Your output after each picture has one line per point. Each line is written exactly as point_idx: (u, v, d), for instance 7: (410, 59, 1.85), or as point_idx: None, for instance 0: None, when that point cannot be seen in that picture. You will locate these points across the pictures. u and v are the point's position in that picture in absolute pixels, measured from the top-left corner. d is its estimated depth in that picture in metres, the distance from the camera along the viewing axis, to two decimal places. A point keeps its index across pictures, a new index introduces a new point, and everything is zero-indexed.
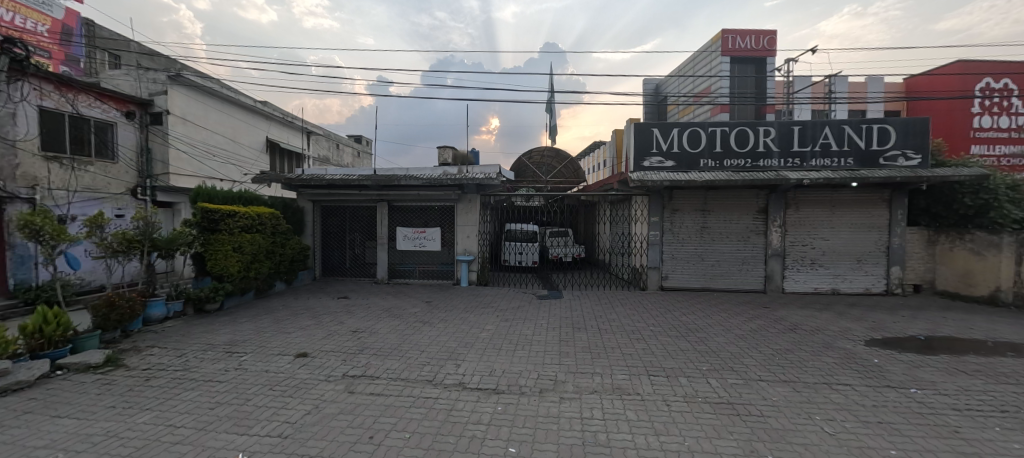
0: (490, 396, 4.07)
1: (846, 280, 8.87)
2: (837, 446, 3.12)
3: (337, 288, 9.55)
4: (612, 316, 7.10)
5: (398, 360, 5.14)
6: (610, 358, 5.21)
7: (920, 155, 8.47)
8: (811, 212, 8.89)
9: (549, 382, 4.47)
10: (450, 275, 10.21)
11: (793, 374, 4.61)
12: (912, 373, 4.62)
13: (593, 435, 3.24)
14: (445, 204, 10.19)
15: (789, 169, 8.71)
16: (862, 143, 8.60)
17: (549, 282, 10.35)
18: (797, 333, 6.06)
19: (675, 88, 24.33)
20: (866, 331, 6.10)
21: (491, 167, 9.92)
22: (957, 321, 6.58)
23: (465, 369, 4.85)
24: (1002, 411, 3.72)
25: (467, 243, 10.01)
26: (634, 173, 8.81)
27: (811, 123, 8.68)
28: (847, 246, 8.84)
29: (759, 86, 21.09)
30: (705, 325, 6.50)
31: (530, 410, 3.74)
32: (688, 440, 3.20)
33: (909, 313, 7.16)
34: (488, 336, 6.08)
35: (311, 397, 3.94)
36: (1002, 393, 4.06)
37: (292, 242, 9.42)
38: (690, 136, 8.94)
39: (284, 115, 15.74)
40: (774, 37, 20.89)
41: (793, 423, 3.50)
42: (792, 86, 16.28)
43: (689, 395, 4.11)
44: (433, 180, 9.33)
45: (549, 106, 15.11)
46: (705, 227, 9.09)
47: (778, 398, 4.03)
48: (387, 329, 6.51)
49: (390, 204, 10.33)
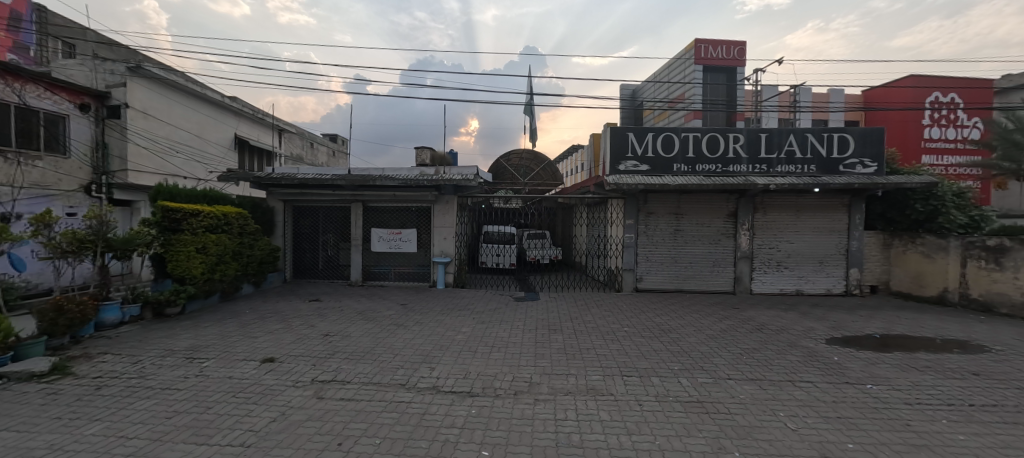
0: (464, 398, 4.02)
1: (810, 281, 9.26)
2: (799, 441, 3.24)
3: (309, 291, 9.26)
4: (587, 317, 7.16)
5: (371, 364, 5.03)
6: (585, 359, 5.25)
7: (876, 164, 8.93)
8: (777, 216, 9.25)
9: (524, 384, 4.45)
10: (426, 277, 10.06)
11: (759, 372, 4.77)
12: (869, 369, 4.86)
13: (567, 437, 3.24)
14: (421, 206, 10.04)
15: (757, 175, 9.03)
16: (823, 151, 9.04)
17: (526, 283, 10.39)
18: (764, 333, 6.28)
19: (651, 94, 24.96)
20: (827, 330, 6.38)
21: (469, 168, 9.90)
22: (910, 321, 6.97)
23: (440, 372, 4.78)
24: (948, 404, 3.97)
25: (444, 245, 9.88)
26: (610, 177, 8.93)
27: (777, 131, 9.05)
28: (810, 249, 9.24)
29: (730, 94, 21.90)
30: (678, 325, 6.64)
31: (504, 412, 3.70)
32: (660, 438, 3.25)
33: (866, 313, 7.54)
34: (464, 339, 6.01)
35: (278, 403, 3.78)
36: (948, 388, 4.33)
37: (261, 243, 9.08)
38: (664, 141, 9.16)
39: (255, 111, 15.21)
40: (744, 48, 21.73)
41: (759, 420, 3.62)
42: (759, 95, 16.98)
43: (660, 395, 4.18)
44: (408, 181, 9.19)
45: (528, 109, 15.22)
46: (678, 230, 9.32)
47: (745, 396, 4.15)
48: (360, 332, 6.36)
49: (365, 204, 10.12)
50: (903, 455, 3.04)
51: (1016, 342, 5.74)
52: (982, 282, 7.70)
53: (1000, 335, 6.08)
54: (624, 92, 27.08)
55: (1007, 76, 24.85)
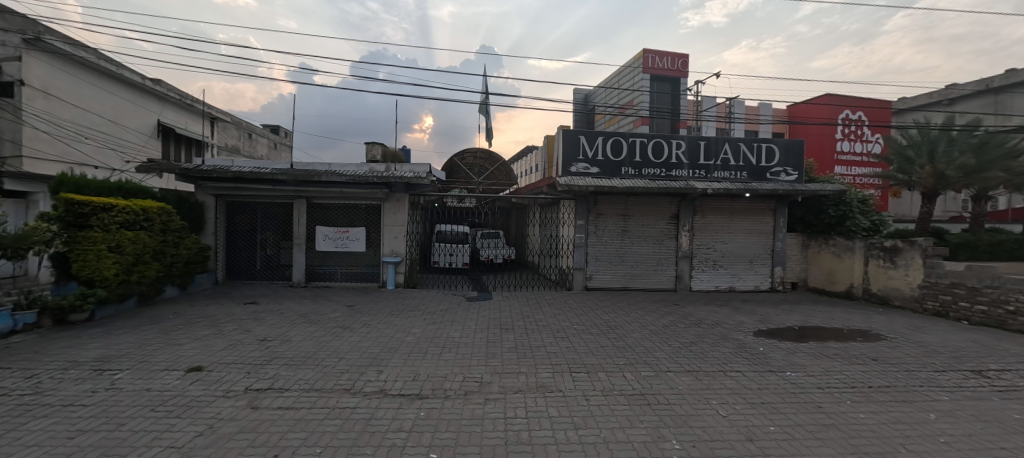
0: (413, 401, 3.92)
1: (741, 279, 10.06)
2: (729, 426, 3.50)
3: (245, 293, 8.59)
4: (539, 316, 7.27)
5: (313, 369, 4.75)
6: (535, 357, 5.32)
7: (797, 173, 9.88)
8: (714, 218, 9.95)
9: (474, 384, 4.43)
10: (375, 278, 9.70)
11: (695, 364, 5.10)
12: (789, 358, 5.37)
13: (517, 435, 3.25)
14: (371, 204, 9.66)
15: (696, 180, 9.65)
16: (753, 159, 9.85)
17: (479, 283, 10.34)
18: (701, 327, 6.73)
19: (603, 99, 25.96)
20: (755, 324, 6.98)
21: (422, 166, 9.71)
22: (824, 313, 7.79)
23: (388, 375, 4.63)
24: (852, 387, 4.48)
25: (395, 244, 9.58)
26: (562, 178, 9.13)
27: (714, 139, 9.73)
28: (742, 249, 10.04)
29: (674, 103, 23.29)
30: (624, 322, 6.93)
31: (454, 414, 3.65)
32: (604, 431, 3.36)
33: (788, 307, 8.32)
34: (413, 341, 5.87)
35: (205, 416, 3.47)
36: (853, 372, 4.89)
37: (188, 241, 8.30)
38: (613, 145, 9.52)
39: (182, 96, 13.86)
40: (687, 60, 23.19)
41: (695, 408, 3.87)
42: (699, 105, 18.21)
43: (606, 389, 4.33)
44: (357, 178, 8.80)
45: (483, 109, 15.20)
46: (626, 230, 9.73)
47: (683, 387, 4.41)
48: (301, 335, 6.01)
49: (309, 201, 9.56)
50: (816, 435, 3.39)
51: (905, 331, 6.61)
52: (880, 279, 8.77)
53: (893, 325, 6.97)
54: (577, 95, 27.87)
55: (902, 100, 28.62)
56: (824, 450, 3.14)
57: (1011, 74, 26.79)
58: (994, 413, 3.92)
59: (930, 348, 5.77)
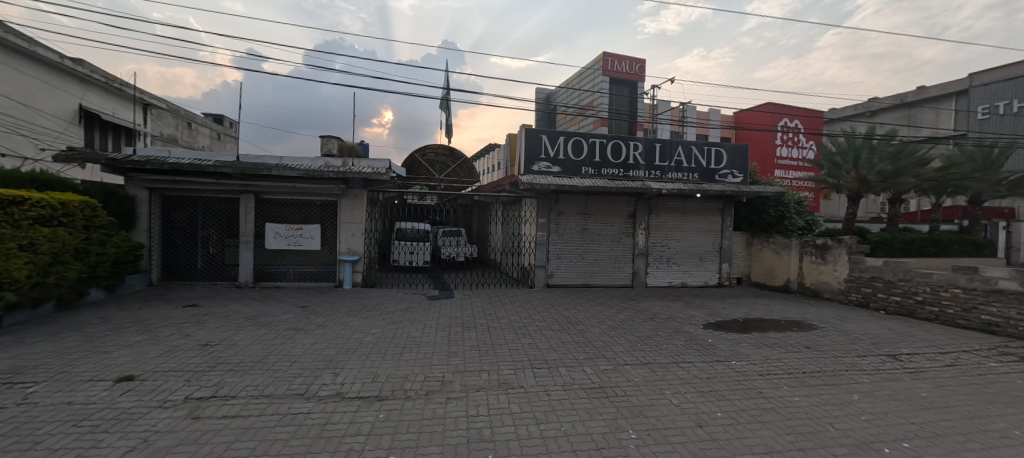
0: (372, 403, 3.81)
1: (692, 275, 10.63)
2: (681, 414, 3.70)
3: (184, 295, 7.94)
4: (500, 313, 7.30)
5: (262, 374, 4.48)
6: (497, 355, 5.34)
7: (743, 175, 10.58)
8: (668, 217, 10.44)
9: (436, 383, 4.36)
10: (331, 277, 9.31)
11: (651, 357, 5.34)
12: (734, 348, 5.75)
13: (478, 433, 3.25)
14: (326, 200, 9.26)
15: (652, 180, 10.06)
16: (704, 162, 10.42)
17: (440, 282, 10.20)
18: (656, 321, 7.05)
19: (564, 100, 26.47)
20: (704, 317, 7.41)
21: (382, 161, 9.43)
22: (765, 306, 8.41)
23: (344, 377, 4.46)
24: (788, 373, 4.87)
25: (352, 242, 9.22)
26: (524, 176, 9.20)
27: (668, 142, 10.20)
28: (693, 246, 10.61)
29: (632, 106, 24.17)
30: (584, 318, 7.12)
31: (414, 414, 3.58)
32: (564, 425, 3.44)
33: (734, 301, 8.91)
34: (372, 341, 5.69)
35: (139, 429, 3.17)
36: (789, 360, 5.32)
37: (117, 239, 7.55)
38: (574, 145, 9.72)
39: (109, 79, 12.57)
40: (644, 65, 24.14)
41: (650, 399, 4.04)
42: (655, 109, 19.03)
43: (567, 384, 4.44)
44: (311, 172, 8.38)
45: (446, 105, 15.01)
46: (585, 229, 9.98)
47: (639, 378, 4.60)
48: (249, 339, 5.65)
49: (258, 196, 8.99)
50: (758, 418, 3.66)
51: (833, 321, 7.28)
52: (813, 274, 9.58)
53: (824, 315, 7.66)
54: (540, 95, 28.19)
55: (833, 111, 31.51)
56: (765, 432, 3.39)
57: (921, 91, 30.30)
58: (906, 392, 4.41)
59: (853, 336, 6.40)
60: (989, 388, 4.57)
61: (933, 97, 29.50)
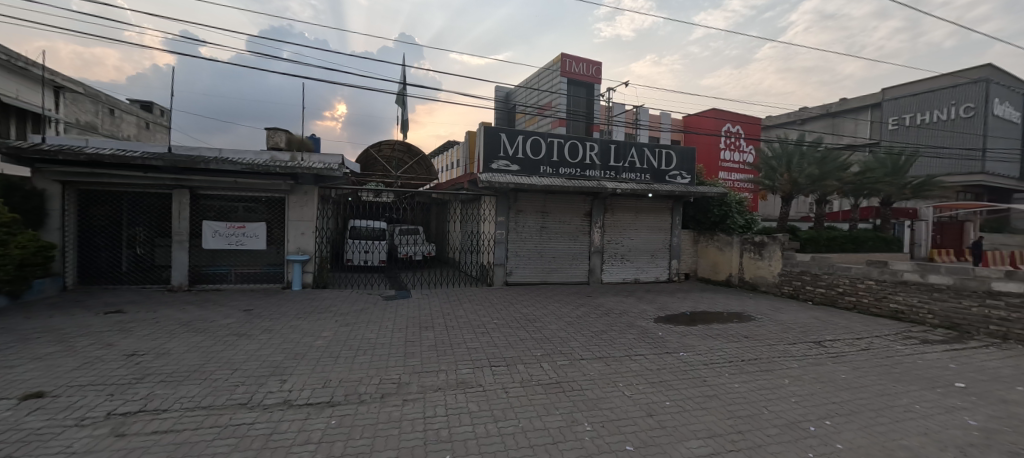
0: (323, 409, 3.65)
1: (644, 271, 11.12)
2: (633, 405, 3.87)
3: (106, 300, 7.17)
4: (459, 312, 7.24)
5: (200, 385, 4.14)
6: (456, 354, 5.30)
7: (690, 176, 11.20)
8: (622, 216, 10.85)
9: (392, 385, 4.26)
10: (277, 278, 8.79)
11: (605, 351, 5.52)
12: (682, 340, 6.10)
13: (436, 433, 3.22)
14: (272, 196, 8.71)
15: (607, 180, 10.40)
16: (655, 163, 10.91)
17: (397, 281, 9.94)
18: (610, 316, 7.30)
19: (524, 99, 26.68)
20: (655, 311, 7.79)
21: (334, 157, 9.02)
22: (710, 299, 8.98)
23: (293, 384, 4.23)
24: (729, 362, 5.24)
25: (302, 241, 8.75)
26: (482, 175, 9.18)
27: (622, 143, 10.58)
28: (646, 243, 11.10)
29: (589, 107, 24.80)
30: (542, 315, 7.22)
31: (368, 419, 3.47)
32: (522, 421, 3.48)
33: (682, 295, 9.43)
34: (323, 345, 5.45)
35: (49, 452, 2.83)
36: (730, 349, 5.72)
37: (24, 238, 6.64)
38: (532, 144, 9.83)
39: (14, 57, 11.05)
40: (600, 68, 24.83)
41: (604, 392, 4.18)
42: (611, 111, 19.68)
43: (525, 380, 4.49)
44: (254, 166, 7.84)
45: (403, 100, 14.60)
46: (544, 227, 10.13)
47: (594, 372, 4.75)
48: (184, 347, 5.20)
49: (193, 191, 8.29)
50: (702, 405, 3.90)
51: (769, 312, 7.92)
52: (752, 268, 10.32)
53: (760, 307, 8.30)
54: (499, 93, 28.19)
55: (771, 118, 34.18)
56: (708, 418, 3.62)
57: (843, 103, 33.65)
58: (829, 375, 4.89)
59: (785, 325, 6.99)
60: (895, 368, 5.17)
61: (854, 108, 32.78)
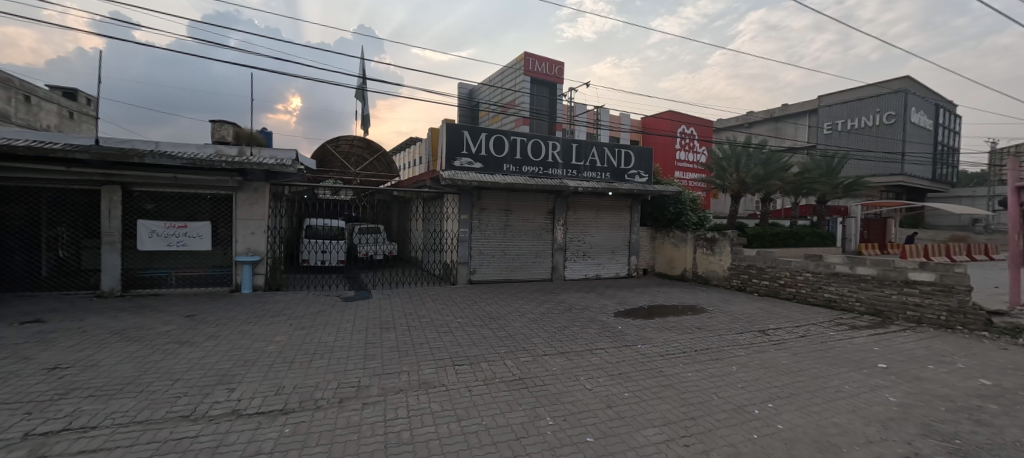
0: (276, 418, 3.47)
1: (605, 267, 11.45)
2: (594, 397, 3.98)
3: (22, 309, 6.42)
4: (421, 312, 7.13)
5: (135, 398, 3.81)
6: (418, 354, 5.21)
7: (648, 175, 11.64)
8: (584, 213, 11.10)
9: (351, 389, 4.13)
10: (225, 281, 8.26)
11: (567, 346, 5.65)
12: (640, 333, 6.34)
13: (397, 436, 3.15)
14: (218, 194, 8.17)
15: (569, 178, 10.59)
16: (615, 163, 11.24)
17: (357, 282, 9.64)
18: (573, 312, 7.47)
19: (487, 97, 26.63)
20: (615, 306, 8.06)
21: (287, 152, 8.58)
22: (666, 293, 9.40)
23: (242, 392, 4.00)
24: (683, 352, 5.51)
25: (252, 242, 8.27)
26: (445, 172, 9.07)
27: (583, 143, 10.81)
28: (607, 240, 11.43)
29: (552, 107, 25.14)
30: (506, 312, 7.26)
31: (325, 425, 3.34)
32: (485, 419, 3.48)
33: (641, 290, 9.81)
34: (276, 350, 5.19)
35: None
36: (684, 340, 6.02)
37: None
38: (495, 142, 9.83)
39: None
40: (563, 68, 25.21)
41: (566, 386, 4.27)
42: (573, 111, 20.06)
43: (488, 378, 4.50)
44: (197, 161, 7.30)
45: (362, 94, 14.13)
46: (507, 225, 10.17)
47: (557, 368, 4.85)
48: (118, 358, 4.77)
49: (126, 188, 7.60)
50: (658, 394, 4.08)
51: (719, 304, 8.40)
52: (704, 263, 10.90)
53: (712, 299, 8.79)
54: (463, 90, 27.94)
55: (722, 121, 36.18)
56: (663, 406, 3.80)
57: (785, 108, 36.24)
58: (771, 361, 5.27)
59: (733, 316, 7.45)
60: (828, 352, 5.65)
61: (795, 113, 35.36)
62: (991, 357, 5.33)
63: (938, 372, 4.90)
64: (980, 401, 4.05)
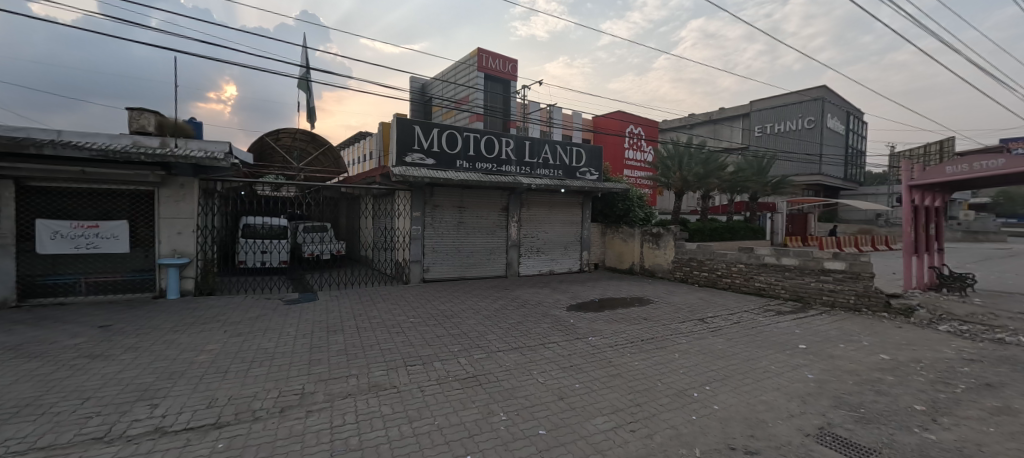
0: (207, 433, 3.22)
1: (559, 263, 11.73)
2: (546, 391, 4.07)
3: None
4: (372, 313, 6.91)
5: (34, 422, 3.36)
6: (367, 357, 5.05)
7: (598, 173, 12.04)
8: (538, 210, 11.28)
9: (294, 397, 3.92)
10: (147, 286, 7.50)
11: (520, 341, 5.74)
12: (590, 325, 6.58)
13: (344, 443, 3.04)
14: (137, 191, 7.39)
15: (523, 175, 10.69)
16: (567, 160, 11.49)
17: (301, 283, 9.13)
18: (527, 307, 7.60)
19: (440, 91, 26.18)
20: (568, 300, 8.30)
21: (218, 145, 7.92)
22: (616, 286, 9.82)
23: (168, 408, 3.66)
24: (630, 342, 5.79)
25: (179, 242, 7.56)
26: (396, 168, 8.81)
27: (536, 140, 10.94)
28: (560, 236, 11.70)
29: (506, 104, 25.20)
30: (459, 310, 7.23)
31: (264, 437, 3.15)
32: (437, 418, 3.45)
33: (592, 284, 10.17)
34: (209, 359, 4.80)
35: None
36: (631, 331, 6.33)
37: None
38: (448, 138, 9.69)
39: None
40: (517, 65, 25.32)
41: (520, 381, 4.34)
42: (526, 108, 20.25)
43: (441, 377, 4.46)
44: (109, 153, 6.55)
45: (306, 85, 13.35)
46: (461, 222, 10.10)
47: (510, 363, 4.91)
48: (12, 377, 4.17)
49: (21, 183, 6.66)
50: (607, 384, 4.26)
51: (664, 295, 8.92)
52: (650, 257, 11.48)
53: (657, 291, 9.31)
54: (415, 84, 27.24)
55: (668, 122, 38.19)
56: (611, 395, 3.97)
57: (722, 111, 38.92)
58: (708, 347, 5.68)
59: (676, 306, 7.93)
60: (757, 336, 6.19)
61: (732, 116, 38.11)
62: (889, 334, 6.10)
63: (847, 350, 5.53)
64: (880, 374, 4.63)
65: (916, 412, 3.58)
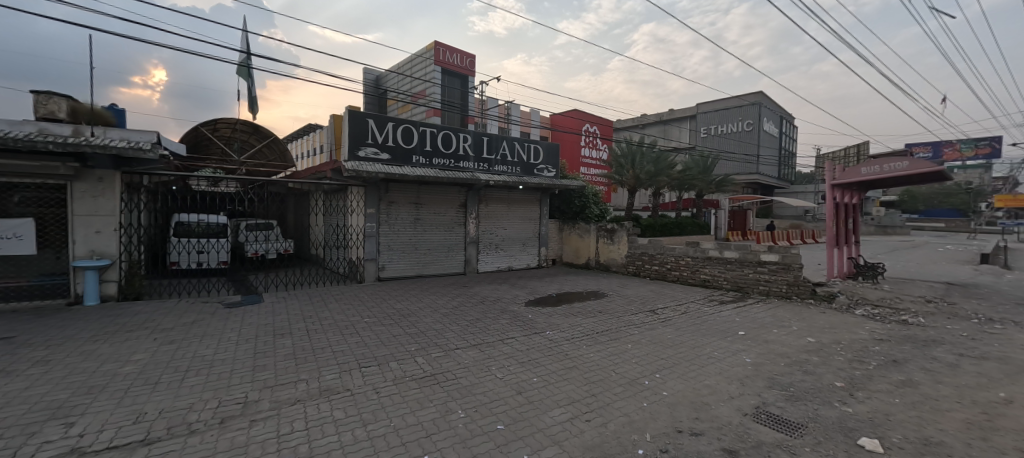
0: (135, 451, 2.94)
1: (517, 259, 11.84)
2: (504, 386, 4.12)
3: None
4: (323, 314, 6.62)
5: None
6: (318, 360, 4.84)
7: (554, 170, 12.27)
8: (496, 207, 11.31)
9: (236, 407, 3.67)
10: (60, 292, 6.69)
11: (478, 337, 5.74)
12: (547, 320, 6.71)
13: (293, 451, 2.90)
14: (45, 185, 6.55)
15: (481, 172, 10.66)
16: (525, 157, 11.59)
17: (244, 285, 8.55)
18: (485, 304, 7.61)
19: (396, 85, 25.45)
20: (526, 295, 8.42)
21: (143, 135, 7.22)
22: (573, 281, 10.09)
23: (87, 426, 3.30)
24: (585, 335, 5.97)
25: (98, 242, 6.82)
26: (348, 163, 8.47)
27: (494, 137, 10.94)
28: (518, 233, 11.81)
29: (465, 99, 24.96)
30: (416, 308, 7.10)
31: (202, 450, 2.93)
32: (394, 420, 3.39)
33: (550, 279, 10.37)
34: (136, 370, 4.38)
35: None
36: (586, 324, 6.53)
37: None
38: (403, 132, 9.44)
39: None
40: (475, 61, 25.11)
41: (478, 378, 4.34)
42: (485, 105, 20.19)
43: (398, 377, 4.37)
44: (7, 141, 5.74)
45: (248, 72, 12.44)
46: (418, 219, 9.91)
47: (468, 360, 4.90)
48: None
49: None
50: (564, 376, 4.38)
51: (617, 288, 9.28)
52: (605, 252, 11.87)
53: (612, 285, 9.67)
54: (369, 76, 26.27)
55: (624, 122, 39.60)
56: (568, 387, 4.09)
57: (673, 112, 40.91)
58: (657, 336, 5.99)
59: (628, 299, 8.29)
60: (702, 325, 6.61)
61: (681, 118, 40.18)
62: (815, 319, 6.75)
63: (780, 335, 6.05)
64: (807, 355, 5.11)
65: (837, 388, 3.99)
